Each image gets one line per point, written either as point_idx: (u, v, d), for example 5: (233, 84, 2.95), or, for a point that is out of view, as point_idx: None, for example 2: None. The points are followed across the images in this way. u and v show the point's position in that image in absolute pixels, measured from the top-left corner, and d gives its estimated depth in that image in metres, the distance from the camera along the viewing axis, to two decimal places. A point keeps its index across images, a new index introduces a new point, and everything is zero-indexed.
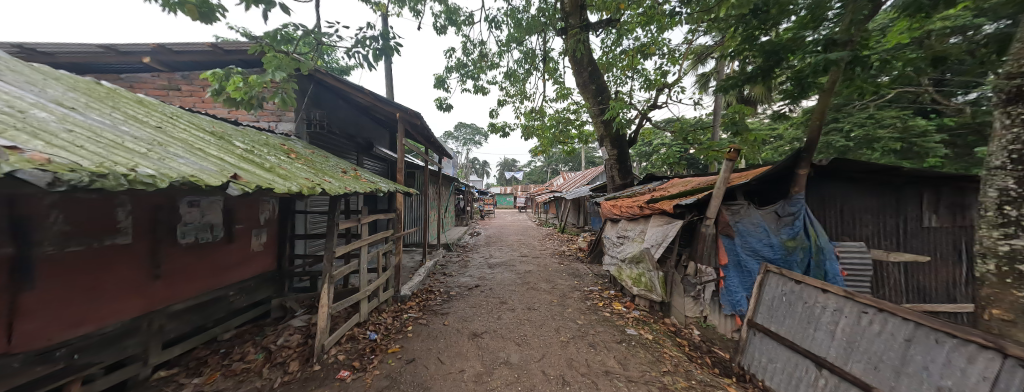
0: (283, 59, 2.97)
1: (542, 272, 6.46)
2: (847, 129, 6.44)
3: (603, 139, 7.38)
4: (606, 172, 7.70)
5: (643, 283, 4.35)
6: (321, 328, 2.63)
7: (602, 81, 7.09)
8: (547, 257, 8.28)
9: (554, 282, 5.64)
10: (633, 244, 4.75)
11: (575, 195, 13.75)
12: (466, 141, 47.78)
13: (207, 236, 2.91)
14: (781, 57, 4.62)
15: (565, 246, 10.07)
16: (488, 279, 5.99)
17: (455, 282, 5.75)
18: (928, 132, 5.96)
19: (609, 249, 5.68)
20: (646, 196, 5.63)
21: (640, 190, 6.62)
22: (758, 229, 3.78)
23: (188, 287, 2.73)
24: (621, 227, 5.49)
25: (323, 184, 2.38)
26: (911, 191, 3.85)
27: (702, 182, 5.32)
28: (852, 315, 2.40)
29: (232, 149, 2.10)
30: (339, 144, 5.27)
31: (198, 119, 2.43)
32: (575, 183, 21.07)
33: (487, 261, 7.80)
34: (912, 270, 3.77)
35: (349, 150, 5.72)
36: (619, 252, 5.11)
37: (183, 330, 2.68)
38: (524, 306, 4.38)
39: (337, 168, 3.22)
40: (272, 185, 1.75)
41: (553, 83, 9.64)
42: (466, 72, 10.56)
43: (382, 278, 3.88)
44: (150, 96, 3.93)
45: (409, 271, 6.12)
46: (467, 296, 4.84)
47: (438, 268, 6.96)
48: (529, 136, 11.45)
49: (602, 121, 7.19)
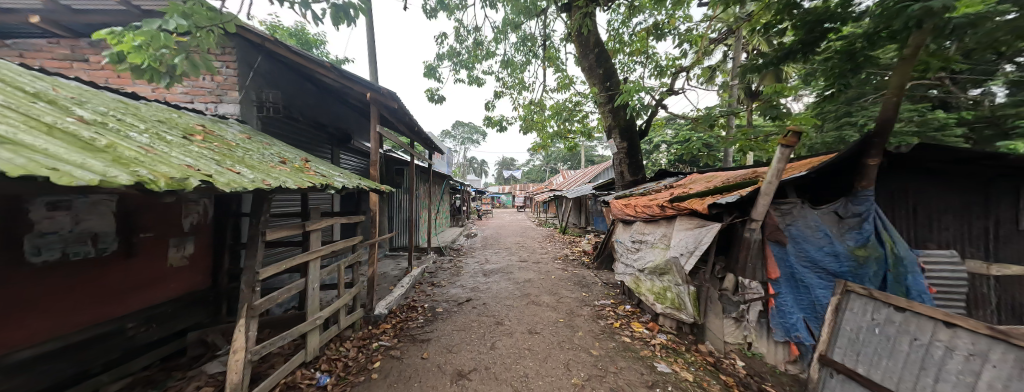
0: (193, 5, 2.16)
1: (544, 281, 5.67)
2: (863, 123, 5.82)
3: (611, 130, 6.62)
4: (615, 167, 6.94)
5: (668, 300, 3.56)
6: (232, 384, 1.83)
7: (611, 64, 6.32)
8: (549, 262, 7.52)
9: (559, 295, 4.86)
10: (654, 250, 3.96)
11: (577, 194, 12.99)
12: (463, 139, 46.92)
13: (86, 251, 2.09)
14: (830, 26, 3.86)
15: (567, 249, 9.28)
16: (482, 290, 5.19)
17: (444, 294, 4.96)
18: (948, 126, 5.08)
19: (622, 256, 4.88)
20: (666, 194, 4.86)
21: (655, 187, 5.84)
22: (816, 234, 3.03)
23: (48, 324, 1.91)
24: (636, 230, 4.71)
25: (221, 175, 1.58)
26: (1005, 186, 3.10)
27: (731, 176, 4.57)
28: (1009, 367, 1.61)
29: (45, 115, 1.28)
30: (303, 133, 4.49)
31: (22, 76, 1.59)
32: (575, 182, 20.28)
33: (482, 268, 7.01)
34: (1008, 285, 3.03)
35: (318, 141, 4.95)
36: (635, 260, 4.32)
37: (36, 387, 1.86)
38: (525, 328, 3.59)
39: (273, 157, 2.43)
40: (55, 170, 0.93)
41: (554, 71, 8.87)
42: (459, 61, 9.80)
43: (346, 298, 3.08)
44: (49, 68, 3.09)
45: (391, 281, 5.31)
46: (455, 314, 4.03)
47: (427, 276, 6.16)
48: (528, 131, 10.71)
49: (610, 110, 6.42)
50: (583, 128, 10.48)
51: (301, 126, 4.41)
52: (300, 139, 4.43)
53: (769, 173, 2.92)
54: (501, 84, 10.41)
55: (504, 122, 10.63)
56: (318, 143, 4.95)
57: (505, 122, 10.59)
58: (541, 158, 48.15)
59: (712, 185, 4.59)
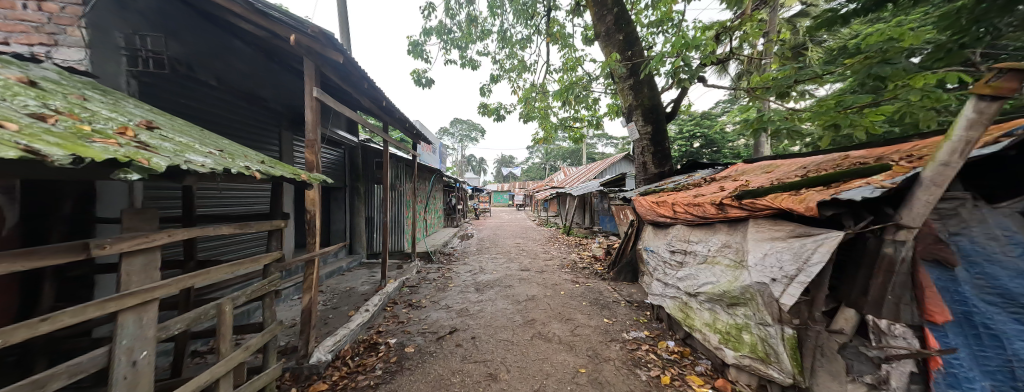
0: None
1: (551, 300, 4.50)
2: None
3: (632, 111, 5.44)
4: (635, 157, 5.76)
5: (745, 346, 2.36)
6: None
7: (632, 29, 5.12)
8: (555, 271, 6.36)
9: (573, 322, 3.69)
10: (715, 267, 2.76)
11: (582, 190, 11.81)
12: (462, 136, 45.63)
13: None
14: None
15: (574, 254, 8.11)
16: (472, 314, 4.02)
17: (422, 322, 3.79)
18: None
19: (657, 272, 3.69)
20: (713, 190, 3.67)
21: (689, 181, 4.66)
22: (1009, 252, 1.77)
23: None
24: (678, 237, 3.52)
25: None
26: None
27: (807, 163, 3.39)
28: None
29: None
30: (220, 105, 3.33)
31: None
32: (578, 179, 19.14)
33: (476, 279, 5.82)
34: None
35: (252, 118, 3.78)
36: (682, 279, 3.13)
37: None
38: (529, 388, 2.41)
39: (27, 109, 1.19)
40: None
41: (560, 48, 7.70)
42: (450, 40, 8.59)
43: (239, 357, 1.88)
44: None
45: (355, 303, 4.12)
46: (428, 361, 2.82)
47: (406, 292, 4.99)
48: (529, 120, 9.54)
49: (631, 86, 5.28)
50: (592, 116, 9.33)
51: (215, 94, 3.24)
52: (215, 113, 3.26)
53: (941, 150, 1.72)
54: (498, 67, 9.26)
55: (502, 111, 9.48)
56: (253, 121, 3.79)
57: (502, 111, 9.44)
58: (541, 156, 46.90)
59: (778, 175, 3.41)
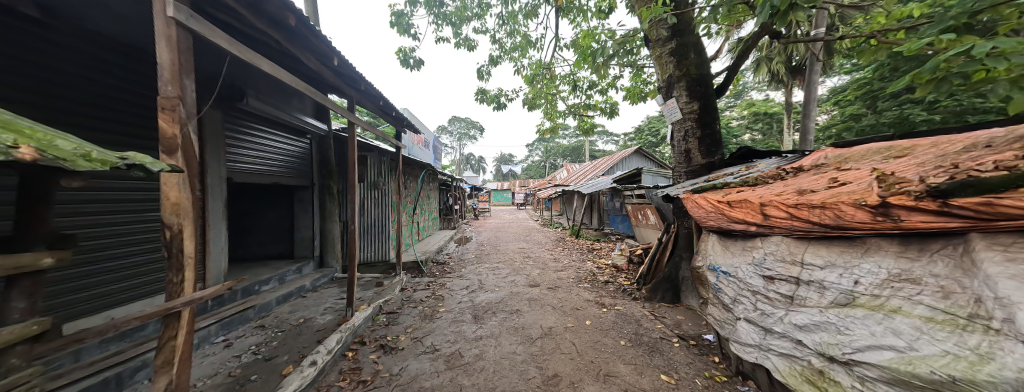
0: None
1: (576, 336, 3.32)
2: None
3: (673, 83, 4.25)
4: (676, 144, 4.55)
5: None
6: None
7: None
8: (571, 287, 5.17)
9: (618, 381, 2.50)
10: (892, 320, 1.60)
11: (593, 187, 10.59)
12: (460, 134, 44.37)
13: None
14: None
15: (589, 263, 6.92)
16: (468, 363, 2.85)
17: (397, 379, 2.62)
18: None
19: (738, 307, 2.49)
20: (825, 184, 2.48)
21: (758, 173, 3.50)
22: None
23: None
24: (774, 257, 2.33)
25: None
26: None
27: (985, 140, 2.19)
28: None
29: None
30: (66, 56, 2.31)
31: None
32: (584, 177, 17.93)
33: (474, 301, 4.63)
34: None
35: (133, 81, 2.76)
36: (806, 329, 1.96)
37: None
38: None
39: None
40: None
41: (572, 19, 6.51)
42: (443, 14, 7.39)
43: None
44: None
45: (305, 348, 2.94)
46: None
47: (382, 323, 3.80)
48: (534, 108, 8.38)
49: (675, 51, 4.10)
50: (605, 103, 8.18)
51: (52, 37, 2.22)
52: (53, 66, 2.23)
53: None
54: (498, 47, 8.08)
55: (503, 98, 8.32)
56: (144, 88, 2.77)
57: (503, 98, 8.29)
58: (542, 154, 45.65)
59: (940, 159, 2.20)
